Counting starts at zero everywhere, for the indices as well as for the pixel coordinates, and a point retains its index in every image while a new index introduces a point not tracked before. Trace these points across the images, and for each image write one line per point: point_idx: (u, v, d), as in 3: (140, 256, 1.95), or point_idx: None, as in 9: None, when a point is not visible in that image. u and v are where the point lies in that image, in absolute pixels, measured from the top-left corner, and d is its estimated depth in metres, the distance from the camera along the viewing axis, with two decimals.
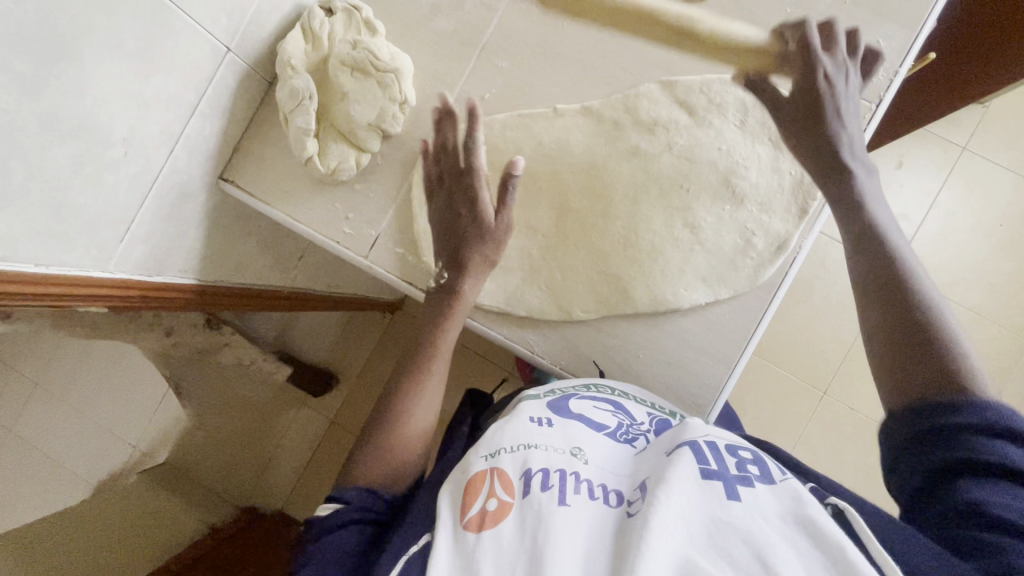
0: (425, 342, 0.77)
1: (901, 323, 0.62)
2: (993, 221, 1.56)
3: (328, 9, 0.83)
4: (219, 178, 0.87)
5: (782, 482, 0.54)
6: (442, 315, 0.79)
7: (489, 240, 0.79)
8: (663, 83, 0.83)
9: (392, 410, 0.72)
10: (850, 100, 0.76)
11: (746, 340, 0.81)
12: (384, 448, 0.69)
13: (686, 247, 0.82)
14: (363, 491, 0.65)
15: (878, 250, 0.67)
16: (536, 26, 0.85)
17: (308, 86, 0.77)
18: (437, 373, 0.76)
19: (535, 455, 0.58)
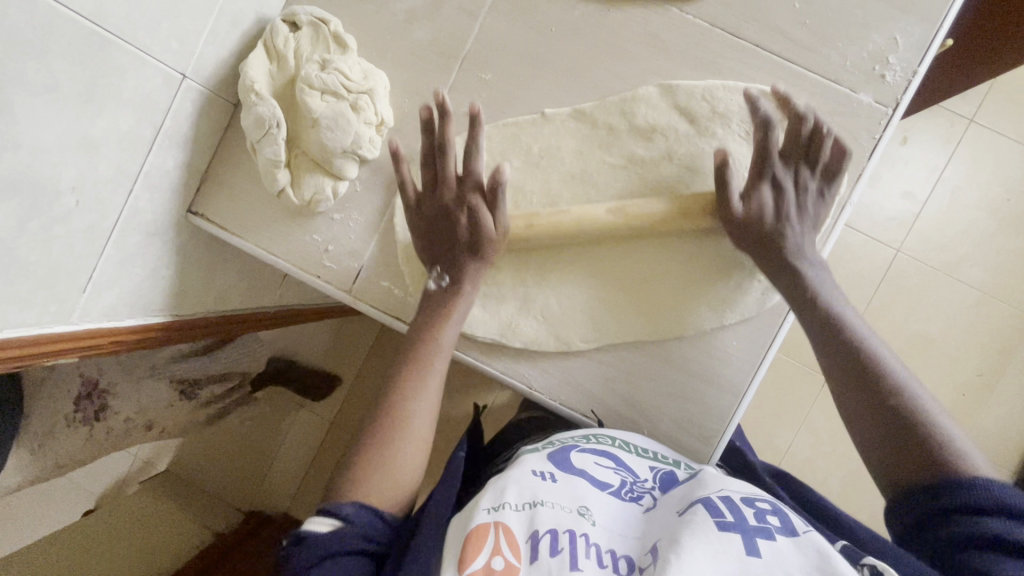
0: (421, 342, 0.71)
1: (874, 415, 0.62)
2: (1001, 197, 1.49)
3: (292, 23, 0.76)
4: (188, 212, 0.81)
5: (803, 534, 0.53)
6: (442, 312, 0.73)
7: (485, 246, 0.73)
8: (663, 84, 0.77)
9: (390, 422, 0.66)
10: (805, 236, 0.71)
11: (756, 367, 0.77)
12: (383, 464, 0.63)
13: (689, 267, 0.77)
14: (361, 507, 0.59)
15: (836, 341, 0.66)
16: (519, 29, 0.78)
17: (274, 113, 0.71)
18: (435, 373, 0.71)
19: (542, 513, 0.54)
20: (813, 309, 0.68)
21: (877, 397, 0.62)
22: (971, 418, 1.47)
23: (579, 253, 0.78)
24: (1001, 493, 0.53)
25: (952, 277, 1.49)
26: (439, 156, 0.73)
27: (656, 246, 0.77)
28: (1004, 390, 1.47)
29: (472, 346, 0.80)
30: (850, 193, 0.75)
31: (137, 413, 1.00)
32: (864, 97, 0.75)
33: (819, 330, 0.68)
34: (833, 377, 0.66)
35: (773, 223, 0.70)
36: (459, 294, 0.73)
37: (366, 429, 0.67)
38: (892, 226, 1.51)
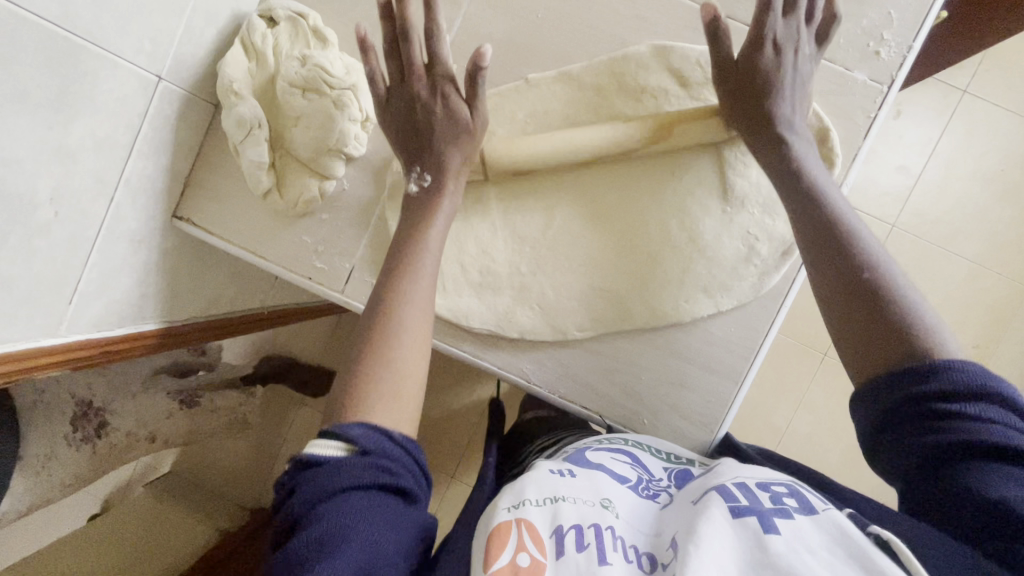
0: (407, 248, 0.67)
1: (858, 300, 0.57)
2: (995, 167, 1.48)
3: (270, 18, 0.74)
4: (172, 217, 0.80)
5: (822, 511, 0.49)
6: (427, 210, 0.69)
7: (466, 136, 0.71)
8: (656, 45, 0.74)
9: (382, 333, 0.61)
10: (794, 107, 0.68)
11: (754, 353, 0.76)
12: (387, 377, 0.58)
13: (684, 254, 0.76)
14: (372, 431, 0.52)
15: (818, 225, 0.62)
16: (504, 16, 0.76)
17: (255, 113, 0.69)
18: (428, 275, 0.66)
19: (564, 508, 0.52)
20: (796, 189, 0.64)
21: (859, 279, 0.57)
22: None
23: (558, 182, 0.77)
24: (980, 388, 0.50)
25: (947, 250, 1.48)
26: (408, 40, 0.68)
27: (641, 187, 0.76)
28: (998, 361, 1.47)
29: (470, 342, 0.79)
30: (846, 176, 0.74)
31: (138, 426, 1.04)
32: (858, 75, 0.74)
33: (802, 209, 0.63)
34: (812, 259, 0.61)
35: (766, 86, 0.66)
36: (442, 191, 0.70)
37: (357, 350, 0.61)
38: (885, 201, 1.50)
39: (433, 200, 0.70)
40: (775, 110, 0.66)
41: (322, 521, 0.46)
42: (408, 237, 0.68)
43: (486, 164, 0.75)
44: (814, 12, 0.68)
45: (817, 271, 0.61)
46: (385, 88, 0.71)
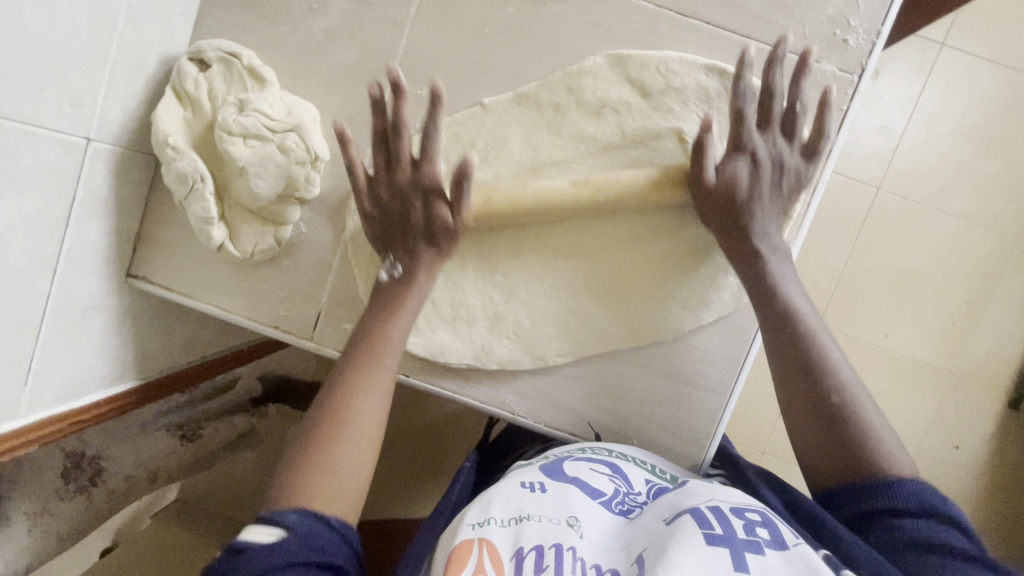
0: (369, 335, 0.66)
1: (831, 420, 0.63)
2: (976, 121, 1.45)
3: (201, 60, 0.69)
4: (128, 277, 0.77)
5: (793, 546, 0.48)
6: (392, 305, 0.67)
7: (445, 240, 0.68)
8: (610, 60, 0.71)
9: (336, 423, 0.61)
10: (769, 212, 0.67)
11: (740, 365, 0.74)
12: (331, 465, 0.58)
13: (660, 271, 0.73)
14: (307, 515, 0.53)
15: (798, 349, 0.65)
16: (450, 32, 0.72)
17: (196, 167, 0.65)
18: (387, 365, 0.66)
19: (527, 528, 0.50)
20: (768, 300, 0.66)
21: (822, 397, 0.63)
22: (960, 345, 1.46)
23: (546, 233, 0.74)
24: (925, 495, 0.58)
25: (933, 210, 1.46)
26: (394, 136, 0.66)
27: (619, 248, 0.73)
28: (991, 314, 1.46)
29: (448, 377, 0.76)
30: (821, 172, 0.71)
31: (137, 467, 0.96)
32: (827, 66, 0.70)
33: (770, 314, 0.66)
34: (793, 407, 0.65)
35: (745, 197, 0.65)
36: (412, 285, 0.68)
37: (305, 435, 0.61)
38: (867, 167, 1.47)
39: (400, 294, 0.68)
40: (754, 199, 0.66)
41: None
42: (371, 323, 0.67)
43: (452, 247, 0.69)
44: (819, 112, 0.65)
45: (797, 393, 0.65)
46: (364, 183, 0.68)
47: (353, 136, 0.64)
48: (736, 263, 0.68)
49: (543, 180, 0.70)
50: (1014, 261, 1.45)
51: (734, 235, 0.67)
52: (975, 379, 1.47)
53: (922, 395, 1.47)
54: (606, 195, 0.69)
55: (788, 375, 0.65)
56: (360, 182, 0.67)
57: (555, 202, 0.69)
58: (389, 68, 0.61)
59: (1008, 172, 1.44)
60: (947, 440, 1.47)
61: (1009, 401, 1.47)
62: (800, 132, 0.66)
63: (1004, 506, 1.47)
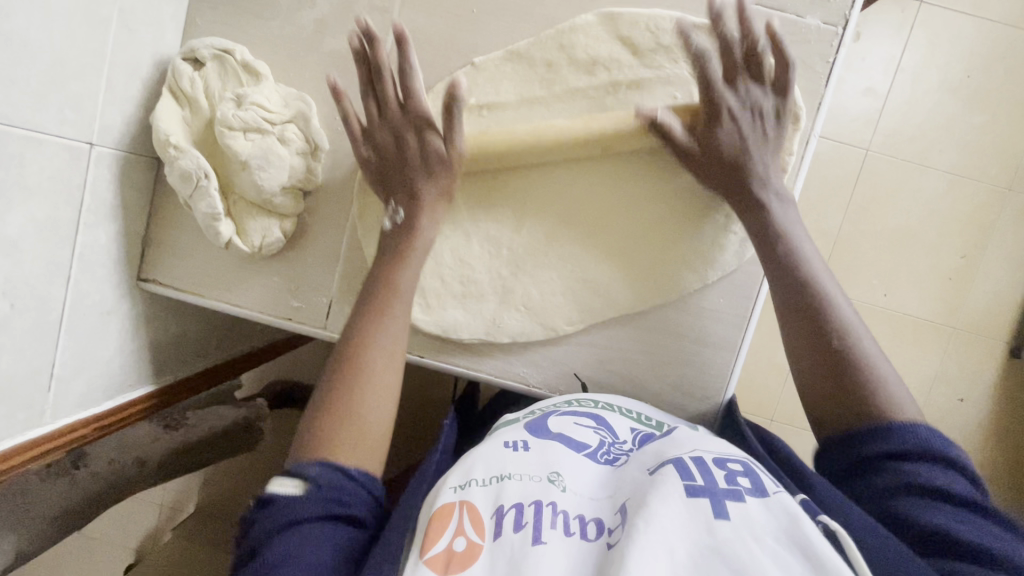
0: (379, 289, 0.66)
1: (832, 357, 0.61)
2: (960, 74, 1.46)
3: (194, 60, 0.70)
4: (139, 280, 0.78)
5: (775, 495, 0.48)
6: (400, 252, 0.67)
7: (440, 166, 0.69)
8: (603, 15, 0.71)
9: (353, 377, 0.60)
10: (764, 154, 0.68)
11: (746, 320, 0.76)
12: (351, 410, 0.58)
13: (662, 234, 0.74)
14: (330, 469, 0.54)
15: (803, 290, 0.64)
16: (439, 15, 0.73)
17: (199, 164, 0.66)
18: (398, 321, 0.65)
19: (508, 487, 0.51)
20: (772, 253, 0.66)
21: (827, 345, 0.62)
22: (957, 298, 1.48)
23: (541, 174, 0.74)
24: (927, 435, 0.56)
25: (923, 164, 1.47)
26: (378, 80, 0.67)
27: (620, 213, 0.74)
28: (986, 265, 1.47)
29: (460, 354, 0.77)
30: (812, 126, 0.73)
31: (125, 453, 0.75)
32: (811, 20, 0.71)
33: (777, 270, 0.66)
34: (795, 346, 0.64)
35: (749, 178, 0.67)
36: (416, 231, 0.68)
37: (322, 388, 0.61)
38: (856, 126, 1.48)
39: (406, 236, 0.68)
40: (756, 186, 0.67)
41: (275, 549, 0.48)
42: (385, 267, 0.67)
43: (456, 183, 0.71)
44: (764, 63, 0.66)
45: (794, 333, 0.64)
46: (360, 129, 0.69)
47: (344, 93, 0.66)
48: (756, 244, 0.68)
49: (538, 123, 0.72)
50: (1006, 210, 1.47)
51: (729, 179, 0.68)
52: (975, 331, 1.50)
53: (923, 349, 1.49)
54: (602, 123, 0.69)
55: (792, 317, 0.64)
56: (355, 130, 0.68)
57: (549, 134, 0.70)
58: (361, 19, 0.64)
59: (994, 122, 1.46)
60: (950, 392, 1.50)
61: (1010, 348, 1.49)
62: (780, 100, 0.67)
63: (1006, 453, 1.50)
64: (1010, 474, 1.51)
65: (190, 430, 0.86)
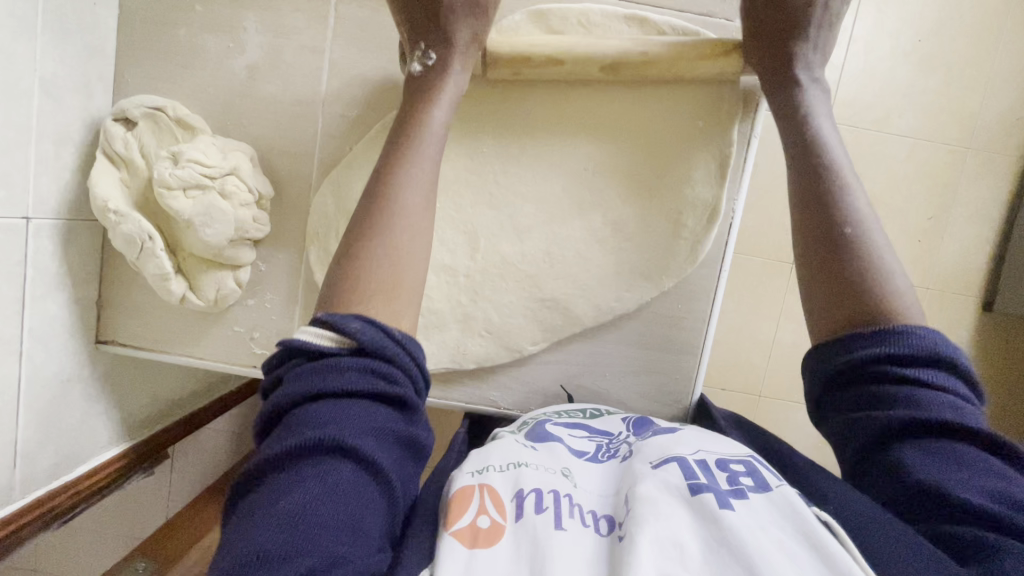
0: (408, 129, 0.61)
1: (848, 233, 0.59)
2: (913, 40, 1.41)
3: (125, 119, 0.69)
4: (98, 343, 0.77)
5: (776, 486, 0.46)
6: (426, 99, 0.63)
7: (474, 16, 0.66)
8: (532, 11, 0.72)
9: (385, 209, 0.57)
10: (812, 51, 0.67)
11: (706, 322, 0.77)
12: (385, 257, 0.55)
13: (613, 247, 0.75)
14: (370, 324, 0.49)
15: (818, 172, 0.62)
16: (370, 49, 0.72)
17: (142, 226, 0.65)
18: (428, 160, 0.60)
19: (526, 473, 0.49)
20: (801, 142, 0.64)
21: (837, 233, 0.59)
22: (928, 258, 1.47)
23: (551, 91, 0.74)
24: (930, 345, 0.52)
25: (884, 132, 1.44)
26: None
27: (570, 225, 0.75)
28: (953, 224, 1.46)
29: (430, 386, 0.77)
30: (752, 126, 0.74)
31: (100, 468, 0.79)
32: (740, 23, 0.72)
33: (800, 171, 0.63)
34: (804, 214, 0.61)
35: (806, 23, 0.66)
36: (447, 74, 0.64)
37: (352, 227, 0.57)
38: None
39: (434, 84, 0.64)
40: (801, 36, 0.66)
41: (314, 418, 0.43)
42: (407, 117, 0.62)
43: (486, 59, 0.70)
44: None
45: (807, 206, 0.62)
46: None
47: None
48: (779, 121, 0.67)
49: (563, 38, 0.69)
50: (968, 169, 1.45)
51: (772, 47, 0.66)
52: (947, 288, 1.49)
53: None
54: (662, 46, 0.69)
55: (805, 189, 0.62)
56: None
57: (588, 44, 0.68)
58: None
59: (947, 86, 1.43)
60: None
61: (983, 304, 1.49)
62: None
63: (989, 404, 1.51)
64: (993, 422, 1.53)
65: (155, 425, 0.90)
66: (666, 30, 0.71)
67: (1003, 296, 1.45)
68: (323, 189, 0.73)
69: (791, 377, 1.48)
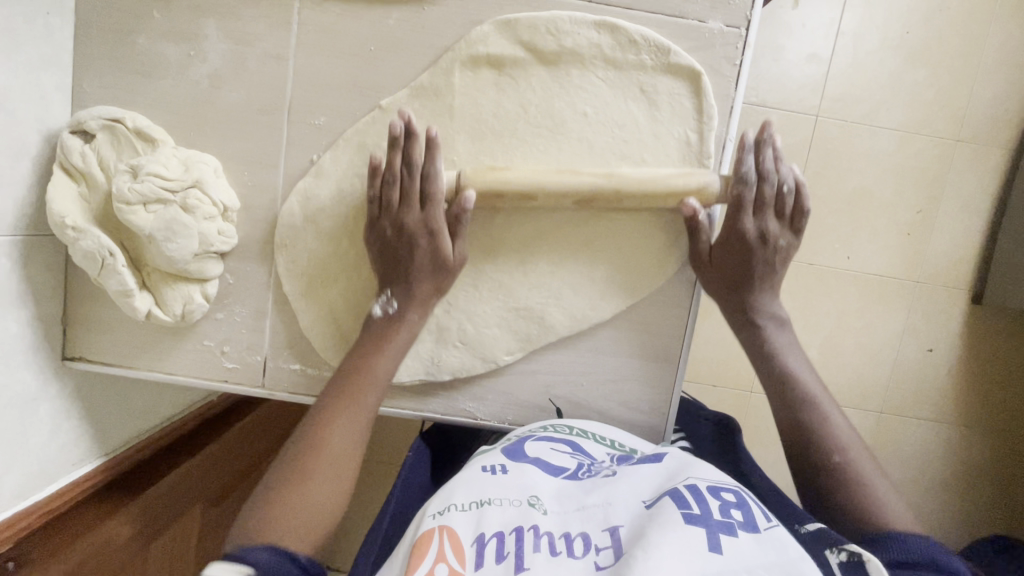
0: (355, 371, 0.65)
1: (828, 451, 0.63)
2: (900, 32, 1.39)
3: (83, 131, 0.67)
4: (65, 359, 0.75)
5: (766, 528, 0.45)
6: (380, 340, 0.67)
7: (445, 273, 0.68)
8: (499, 21, 0.69)
9: (314, 449, 0.59)
10: (761, 284, 0.70)
11: (683, 330, 0.76)
12: (310, 496, 0.56)
13: (586, 256, 0.74)
14: (280, 555, 0.50)
15: (790, 393, 0.67)
16: (336, 56, 0.70)
17: (101, 242, 0.64)
18: (368, 406, 0.64)
19: (489, 513, 0.48)
20: (756, 334, 0.71)
21: (822, 453, 0.63)
22: (918, 252, 1.46)
23: (514, 218, 0.73)
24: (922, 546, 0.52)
25: (872, 125, 1.42)
26: (408, 177, 0.66)
27: (543, 235, 0.74)
28: (941, 218, 1.45)
29: (405, 397, 0.76)
30: (727, 130, 0.73)
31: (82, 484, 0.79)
32: (714, 25, 0.71)
33: (774, 379, 0.69)
34: (791, 448, 0.66)
35: (739, 270, 0.70)
36: (402, 324, 0.67)
37: (280, 462, 0.59)
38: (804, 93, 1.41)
39: (393, 327, 0.67)
40: (750, 257, 0.69)
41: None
42: (359, 355, 0.66)
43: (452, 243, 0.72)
44: (787, 198, 0.69)
45: (795, 437, 0.65)
46: (376, 210, 0.68)
47: (379, 166, 0.67)
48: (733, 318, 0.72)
49: (542, 172, 0.69)
50: (956, 163, 1.44)
51: (724, 265, 0.70)
52: (936, 282, 1.48)
53: (888, 309, 1.47)
54: (630, 184, 0.68)
55: (789, 419, 0.66)
56: (377, 214, 0.68)
57: (564, 196, 0.69)
58: (405, 114, 0.65)
59: (937, 78, 1.41)
60: (919, 344, 1.49)
61: (972, 298, 1.48)
62: (796, 238, 0.70)
63: (975, 397, 1.52)
64: (979, 415, 1.53)
65: (143, 439, 0.91)
66: (638, 40, 0.70)
67: (991, 289, 1.44)
68: (290, 200, 0.72)
69: None
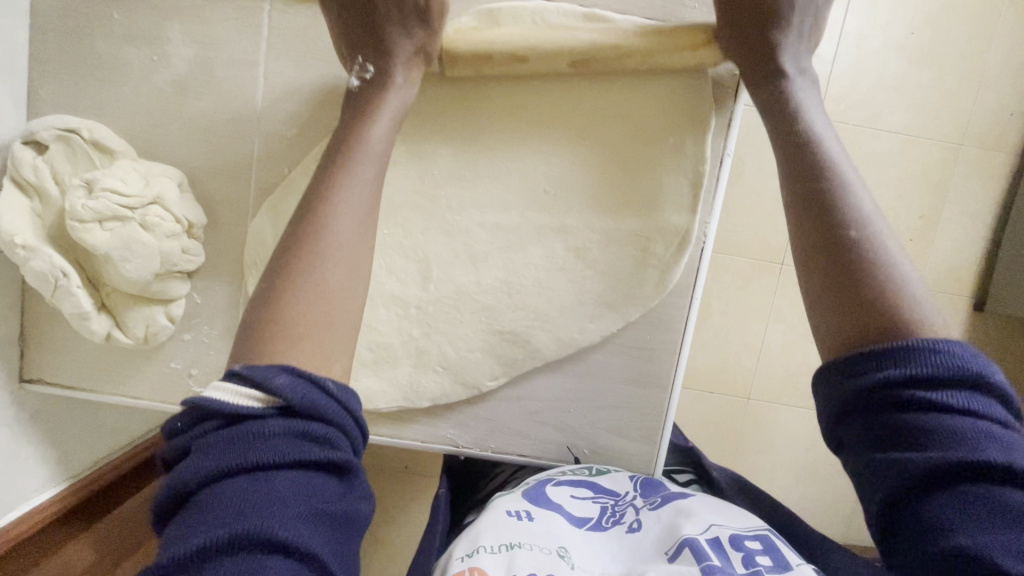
0: (344, 142, 0.55)
1: (851, 218, 0.51)
2: (906, 32, 1.35)
3: (36, 142, 0.63)
4: (22, 381, 0.71)
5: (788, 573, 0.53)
6: (366, 107, 0.58)
7: (421, 28, 0.62)
8: (481, 11, 0.67)
9: (310, 235, 0.50)
10: (796, 43, 0.62)
11: (676, 355, 0.72)
12: (312, 290, 0.48)
13: (573, 275, 0.70)
14: (298, 378, 0.42)
15: (809, 158, 0.55)
16: (309, 61, 0.66)
17: (54, 262, 0.60)
18: (364, 175, 0.54)
19: (518, 557, 0.52)
20: (789, 125, 0.58)
21: (837, 224, 0.50)
22: (919, 260, 1.42)
23: (505, 86, 0.69)
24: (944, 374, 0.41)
25: (876, 130, 1.38)
26: None
27: (528, 251, 0.69)
28: (945, 224, 1.41)
29: (383, 425, 0.72)
30: (725, 144, 0.68)
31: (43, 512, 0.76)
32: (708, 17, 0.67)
33: (793, 155, 0.56)
34: (805, 218, 0.52)
35: (761, 34, 0.61)
36: (388, 86, 0.60)
37: (277, 252, 0.50)
38: None
39: (376, 93, 0.59)
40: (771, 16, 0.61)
41: (218, 502, 0.36)
42: (346, 133, 0.56)
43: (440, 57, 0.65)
44: None
45: (800, 216, 0.53)
46: None
47: None
48: (763, 109, 0.61)
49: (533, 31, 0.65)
50: (961, 168, 1.40)
51: (748, 39, 0.61)
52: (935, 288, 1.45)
53: None
54: (629, 38, 0.64)
55: (798, 199, 0.54)
56: None
57: (554, 53, 0.64)
58: None
59: (943, 80, 1.37)
60: None
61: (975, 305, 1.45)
62: None
63: None
64: None
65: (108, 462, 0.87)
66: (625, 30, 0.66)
67: (995, 297, 1.40)
68: (260, 214, 0.68)
69: (784, 384, 1.39)
